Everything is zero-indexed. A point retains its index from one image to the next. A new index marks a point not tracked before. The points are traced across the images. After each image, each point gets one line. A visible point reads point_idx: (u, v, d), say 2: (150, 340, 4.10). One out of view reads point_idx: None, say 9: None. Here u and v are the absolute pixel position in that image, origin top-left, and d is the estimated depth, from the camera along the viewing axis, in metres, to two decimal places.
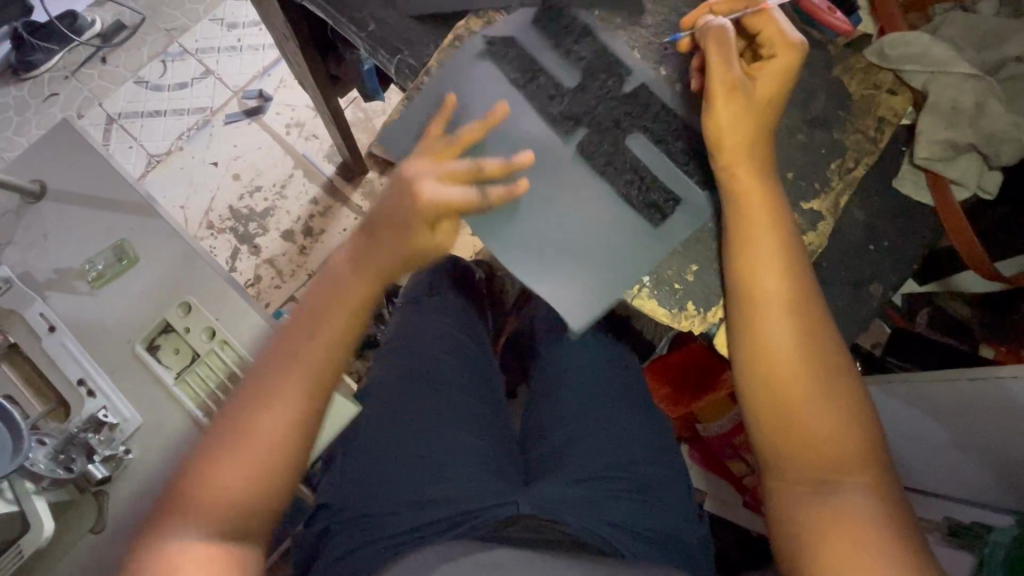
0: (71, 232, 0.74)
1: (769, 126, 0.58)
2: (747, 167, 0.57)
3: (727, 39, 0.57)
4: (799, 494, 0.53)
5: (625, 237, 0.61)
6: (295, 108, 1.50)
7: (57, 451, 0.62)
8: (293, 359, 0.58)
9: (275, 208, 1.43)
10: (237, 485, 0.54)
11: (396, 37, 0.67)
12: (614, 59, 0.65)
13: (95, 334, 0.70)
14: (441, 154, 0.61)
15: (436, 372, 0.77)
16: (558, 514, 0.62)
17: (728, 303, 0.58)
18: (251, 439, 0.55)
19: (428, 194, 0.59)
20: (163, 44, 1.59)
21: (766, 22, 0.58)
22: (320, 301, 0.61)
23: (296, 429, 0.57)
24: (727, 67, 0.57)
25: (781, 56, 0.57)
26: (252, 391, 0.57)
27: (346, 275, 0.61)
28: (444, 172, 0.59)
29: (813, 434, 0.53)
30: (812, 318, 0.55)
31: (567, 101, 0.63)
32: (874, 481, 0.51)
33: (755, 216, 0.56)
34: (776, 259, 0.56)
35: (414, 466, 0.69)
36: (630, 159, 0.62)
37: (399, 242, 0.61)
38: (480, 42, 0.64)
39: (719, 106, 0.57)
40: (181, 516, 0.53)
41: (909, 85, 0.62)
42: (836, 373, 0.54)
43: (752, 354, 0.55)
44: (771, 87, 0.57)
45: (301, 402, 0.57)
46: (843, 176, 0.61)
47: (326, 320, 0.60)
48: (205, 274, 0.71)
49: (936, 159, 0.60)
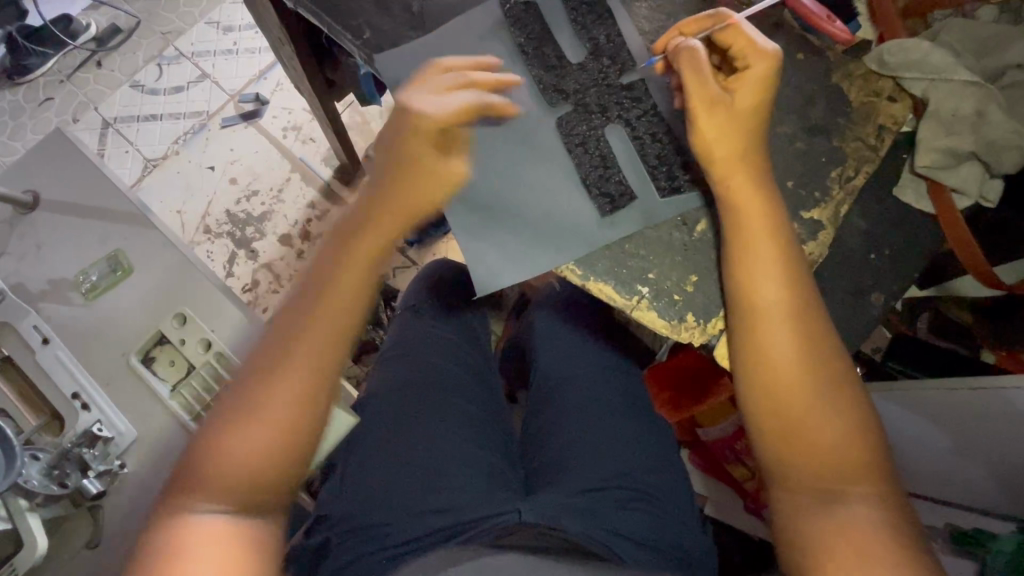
0: (65, 242, 0.73)
1: (756, 136, 0.57)
2: (740, 178, 0.57)
3: (698, 61, 0.57)
4: (804, 504, 0.52)
5: (624, 247, 0.60)
6: (292, 112, 1.50)
7: (50, 466, 0.61)
8: (304, 325, 0.58)
9: (273, 212, 1.42)
10: (250, 454, 0.53)
11: (391, 44, 0.65)
12: (604, 64, 0.63)
13: (89, 344, 0.70)
14: (433, 77, 0.60)
15: (435, 379, 0.77)
16: (559, 520, 0.60)
17: (730, 316, 0.57)
18: (264, 406, 0.55)
19: (427, 110, 0.58)
20: (159, 48, 1.58)
21: (734, 36, 0.58)
22: (330, 264, 0.60)
23: (309, 394, 0.56)
24: (704, 87, 0.57)
25: (756, 65, 0.56)
26: (262, 360, 0.57)
27: (354, 240, 0.61)
28: (440, 87, 0.59)
29: (820, 445, 0.52)
30: (812, 330, 0.55)
31: (568, 88, 0.62)
32: (882, 491, 0.50)
33: (756, 227, 0.56)
34: (776, 268, 0.55)
35: (404, 484, 0.68)
36: (626, 168, 0.61)
37: (411, 199, 0.60)
38: (495, 15, 0.64)
39: (702, 124, 0.58)
40: (195, 487, 0.52)
41: (909, 92, 0.61)
42: (839, 383, 0.54)
43: (753, 361, 0.55)
44: (752, 94, 0.57)
45: (312, 365, 0.57)
46: (843, 185, 0.60)
47: (335, 285, 0.59)
48: (200, 286, 0.71)
49: (937, 167, 0.60)
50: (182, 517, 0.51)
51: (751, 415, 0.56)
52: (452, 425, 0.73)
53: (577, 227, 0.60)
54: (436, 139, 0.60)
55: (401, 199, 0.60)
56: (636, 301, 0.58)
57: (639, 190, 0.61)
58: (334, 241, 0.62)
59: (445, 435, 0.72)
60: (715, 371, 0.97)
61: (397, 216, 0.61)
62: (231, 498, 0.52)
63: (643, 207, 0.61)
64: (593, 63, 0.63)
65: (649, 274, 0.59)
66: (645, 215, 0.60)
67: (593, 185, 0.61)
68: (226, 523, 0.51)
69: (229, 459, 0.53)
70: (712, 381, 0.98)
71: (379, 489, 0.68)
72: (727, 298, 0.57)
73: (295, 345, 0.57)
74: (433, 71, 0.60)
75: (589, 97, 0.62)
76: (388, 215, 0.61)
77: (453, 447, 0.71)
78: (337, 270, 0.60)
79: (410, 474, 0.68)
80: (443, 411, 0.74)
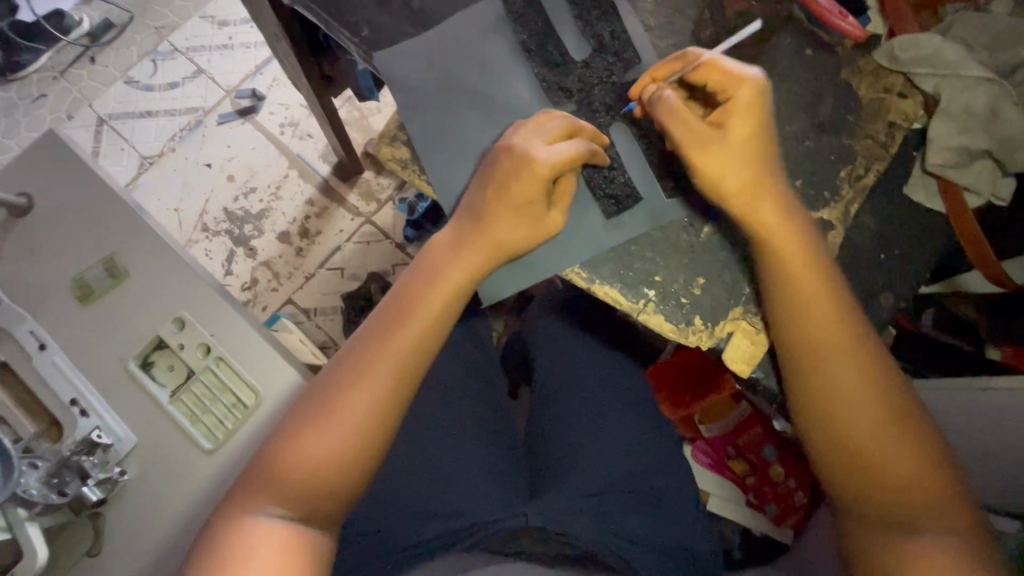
0: (60, 246, 0.72)
1: (763, 164, 0.55)
2: (762, 209, 0.55)
3: (677, 109, 0.55)
4: (873, 529, 0.52)
5: (631, 249, 0.59)
6: (289, 107, 1.48)
7: (49, 474, 0.61)
8: (385, 346, 0.55)
9: (271, 209, 1.41)
10: (314, 467, 0.51)
11: (390, 40, 0.63)
12: (607, 62, 0.62)
13: (85, 348, 0.69)
14: (535, 123, 0.57)
15: (435, 381, 0.75)
16: (568, 525, 0.60)
17: (783, 354, 0.56)
18: (334, 424, 0.52)
19: (543, 156, 0.54)
20: (153, 43, 1.56)
21: (711, 71, 0.55)
22: (420, 284, 0.57)
23: (378, 413, 0.53)
24: (693, 131, 0.55)
25: (741, 93, 0.54)
26: (337, 374, 0.54)
27: (444, 261, 0.57)
28: (545, 134, 0.56)
29: (880, 467, 0.52)
30: (869, 362, 0.53)
31: (571, 87, 0.61)
32: (942, 509, 0.51)
33: (799, 257, 0.54)
34: (825, 300, 0.54)
35: (408, 488, 0.67)
36: (631, 167, 0.60)
37: (508, 232, 0.55)
38: (497, 9, 0.62)
39: (704, 163, 0.54)
40: (256, 490, 0.51)
41: (920, 88, 0.60)
42: (903, 419, 0.52)
43: (802, 381, 0.54)
44: (746, 122, 0.54)
45: (387, 391, 0.54)
46: (852, 184, 0.60)
47: (419, 308, 0.56)
48: (197, 288, 0.70)
49: (948, 165, 0.59)
50: (241, 521, 0.50)
51: (816, 455, 0.54)
52: (456, 427, 0.72)
53: (582, 229, 0.59)
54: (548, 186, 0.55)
55: (496, 228, 0.55)
56: (642, 304, 0.57)
57: (644, 190, 0.60)
58: (424, 259, 0.58)
59: (450, 438, 0.71)
60: (715, 369, 0.96)
61: (491, 239, 0.56)
62: (289, 506, 0.51)
63: (650, 208, 0.59)
64: (597, 62, 0.62)
65: (657, 276, 0.58)
66: (652, 216, 0.59)
67: (598, 187, 0.59)
68: (282, 535, 0.50)
69: (296, 470, 0.51)
70: (714, 378, 0.97)
71: (384, 493, 0.67)
72: (777, 332, 0.56)
73: (375, 365, 0.54)
74: (522, 128, 0.57)
75: (594, 97, 0.61)
76: (481, 243, 0.56)
77: (457, 450, 0.70)
78: (427, 290, 0.56)
79: (415, 477, 0.67)
80: (444, 413, 0.73)
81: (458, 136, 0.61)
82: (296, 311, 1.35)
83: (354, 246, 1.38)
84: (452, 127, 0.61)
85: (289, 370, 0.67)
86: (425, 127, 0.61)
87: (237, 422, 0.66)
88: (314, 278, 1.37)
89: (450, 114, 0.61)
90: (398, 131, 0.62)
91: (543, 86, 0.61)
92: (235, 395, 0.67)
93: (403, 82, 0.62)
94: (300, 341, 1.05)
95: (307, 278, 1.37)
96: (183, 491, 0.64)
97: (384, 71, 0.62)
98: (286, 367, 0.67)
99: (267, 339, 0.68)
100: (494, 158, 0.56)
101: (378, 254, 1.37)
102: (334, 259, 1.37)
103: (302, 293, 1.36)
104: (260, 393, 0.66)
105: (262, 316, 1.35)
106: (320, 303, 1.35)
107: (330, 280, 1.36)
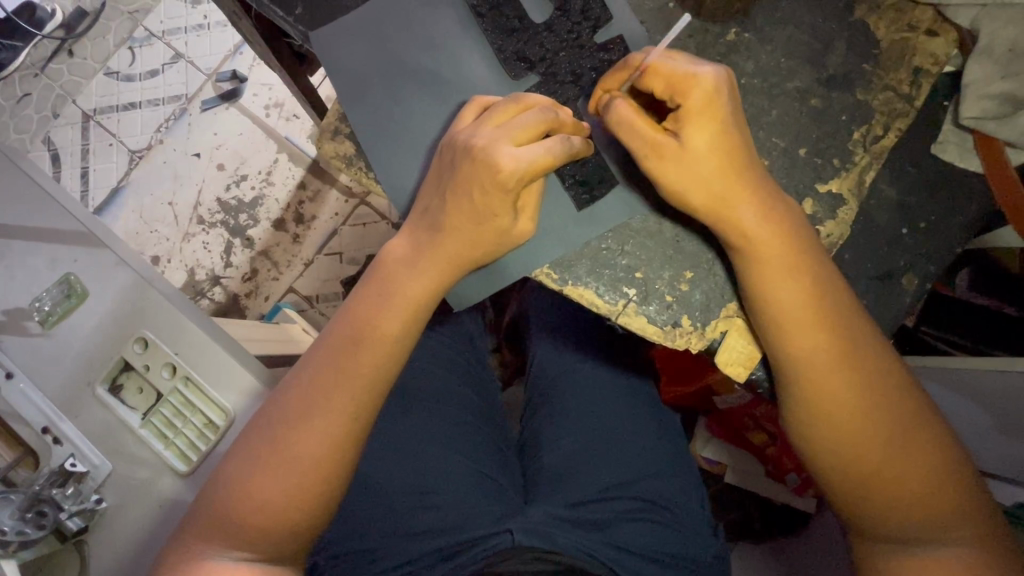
0: (17, 269, 0.68)
1: (736, 162, 0.47)
2: (745, 207, 0.47)
3: (626, 116, 0.48)
4: (886, 546, 0.47)
5: (608, 244, 0.53)
6: (272, 88, 1.37)
7: (23, 509, 0.57)
8: (340, 375, 0.50)
9: (263, 196, 1.32)
10: (277, 506, 0.48)
11: (332, 14, 0.55)
12: (571, 23, 0.53)
13: (52, 373, 0.65)
14: (509, 115, 0.49)
15: (419, 389, 0.71)
16: (556, 540, 0.55)
17: (772, 365, 0.49)
18: (293, 461, 0.48)
19: (509, 162, 0.46)
20: (128, 30, 1.41)
21: (654, 78, 0.48)
22: (374, 303, 0.51)
23: (340, 444, 0.49)
24: (644, 140, 0.48)
25: (692, 99, 0.46)
26: (288, 408, 0.50)
27: (402, 276, 0.51)
28: (511, 132, 0.47)
29: (897, 484, 0.46)
30: (862, 368, 0.47)
31: (534, 58, 0.53)
32: (968, 524, 0.45)
33: (777, 262, 0.47)
34: (805, 306, 0.47)
35: (389, 505, 0.63)
36: (600, 150, 0.53)
37: (464, 243, 0.49)
38: None
39: (657, 173, 0.48)
40: (215, 532, 0.48)
41: (955, 24, 0.53)
42: (922, 426, 0.46)
43: (804, 396, 0.47)
44: (704, 129, 0.46)
45: (346, 421, 0.49)
46: (868, 147, 0.53)
47: (375, 331, 0.50)
48: (161, 307, 0.66)
49: (987, 117, 0.51)
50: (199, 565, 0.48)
51: (815, 468, 0.49)
52: (446, 429, 0.69)
53: (556, 225, 0.53)
54: (511, 196, 0.48)
55: (451, 238, 0.49)
56: (617, 304, 0.52)
57: (625, 179, 0.53)
58: (377, 274, 0.52)
59: (439, 443, 0.67)
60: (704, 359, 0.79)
61: (450, 253, 0.50)
62: (253, 548, 0.48)
63: (629, 191, 0.53)
64: (564, 24, 0.53)
65: (636, 274, 0.52)
66: (632, 203, 0.53)
67: (566, 173, 0.53)
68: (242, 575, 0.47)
69: (261, 512, 0.48)
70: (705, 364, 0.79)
71: (371, 510, 0.63)
72: (763, 340, 0.50)
73: (331, 397, 0.49)
74: (484, 121, 0.49)
75: (559, 66, 0.53)
76: (441, 257, 0.50)
77: (447, 457, 0.67)
78: (382, 310, 0.51)
79: (404, 487, 0.64)
80: (428, 418, 0.69)
81: (410, 126, 0.54)
82: (298, 299, 1.28)
83: (350, 229, 1.30)
84: (406, 115, 0.54)
85: (259, 388, 0.64)
86: (374, 116, 0.54)
87: (210, 442, 0.64)
88: (313, 265, 1.29)
89: (402, 99, 0.54)
90: (340, 124, 0.56)
91: (500, 58, 0.54)
92: (206, 415, 0.65)
93: (345, 65, 0.54)
94: (304, 330, 1.01)
95: (307, 266, 1.29)
96: (164, 513, 0.63)
97: (325, 54, 0.54)
98: (256, 385, 0.65)
99: (236, 355, 0.65)
100: (453, 159, 0.49)
101: (374, 236, 1.29)
102: (331, 245, 1.29)
103: (304, 280, 1.28)
104: (229, 412, 0.64)
105: (265, 307, 1.27)
106: (322, 290, 1.28)
107: (329, 266, 1.29)
